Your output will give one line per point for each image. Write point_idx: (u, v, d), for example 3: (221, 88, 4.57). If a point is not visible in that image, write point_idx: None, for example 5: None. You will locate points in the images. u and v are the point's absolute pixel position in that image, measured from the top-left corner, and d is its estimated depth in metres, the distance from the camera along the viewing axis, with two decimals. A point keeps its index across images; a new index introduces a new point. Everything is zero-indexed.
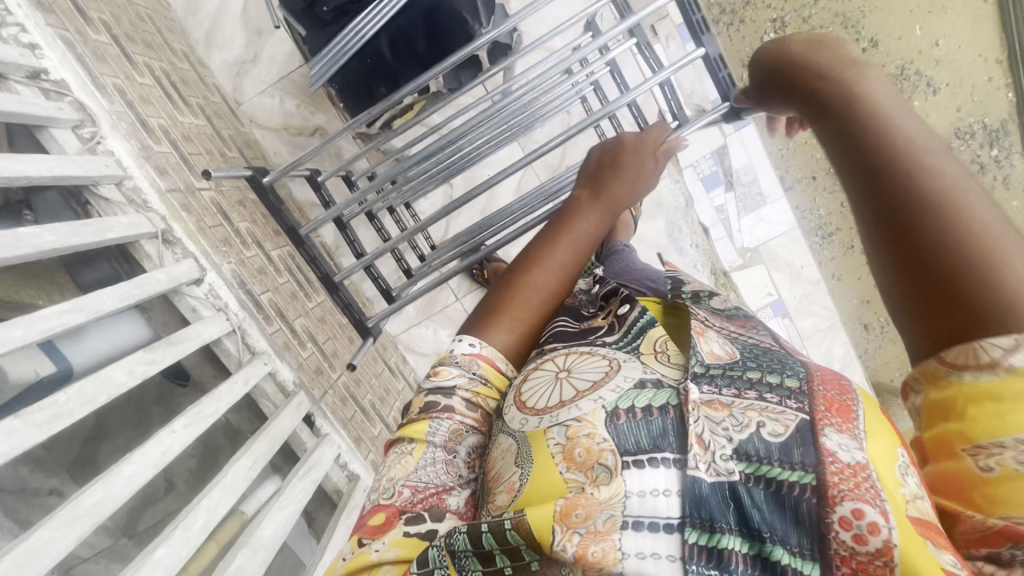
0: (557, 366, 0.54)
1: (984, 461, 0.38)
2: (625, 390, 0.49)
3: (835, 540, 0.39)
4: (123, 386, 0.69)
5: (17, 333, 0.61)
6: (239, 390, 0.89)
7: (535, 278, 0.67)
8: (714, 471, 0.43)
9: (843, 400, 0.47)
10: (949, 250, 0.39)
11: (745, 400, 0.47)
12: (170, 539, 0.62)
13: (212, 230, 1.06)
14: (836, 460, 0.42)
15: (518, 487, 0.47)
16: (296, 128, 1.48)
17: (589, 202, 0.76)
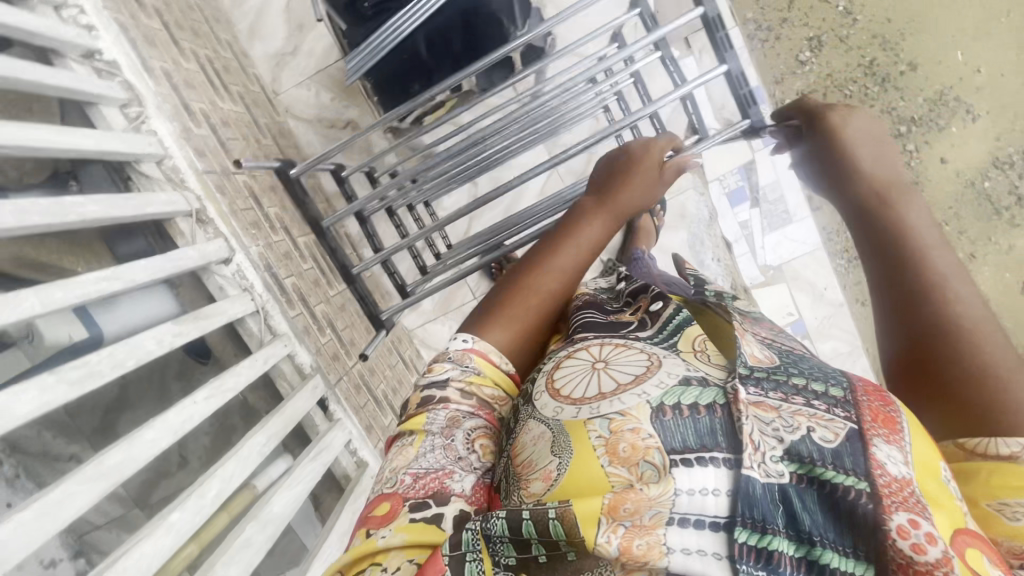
0: (592, 356, 0.56)
1: (1013, 513, 0.44)
2: (669, 386, 0.50)
3: (891, 548, 0.41)
4: (151, 354, 0.72)
5: (57, 295, 0.64)
6: (259, 368, 0.91)
7: (536, 282, 0.68)
8: (765, 472, 0.45)
9: (889, 411, 0.48)
10: (944, 358, 0.54)
11: (793, 405, 0.48)
12: (185, 504, 0.64)
13: (244, 213, 1.09)
14: (886, 472, 0.44)
15: (555, 476, 0.48)
16: (330, 121, 1.52)
17: (595, 210, 0.75)
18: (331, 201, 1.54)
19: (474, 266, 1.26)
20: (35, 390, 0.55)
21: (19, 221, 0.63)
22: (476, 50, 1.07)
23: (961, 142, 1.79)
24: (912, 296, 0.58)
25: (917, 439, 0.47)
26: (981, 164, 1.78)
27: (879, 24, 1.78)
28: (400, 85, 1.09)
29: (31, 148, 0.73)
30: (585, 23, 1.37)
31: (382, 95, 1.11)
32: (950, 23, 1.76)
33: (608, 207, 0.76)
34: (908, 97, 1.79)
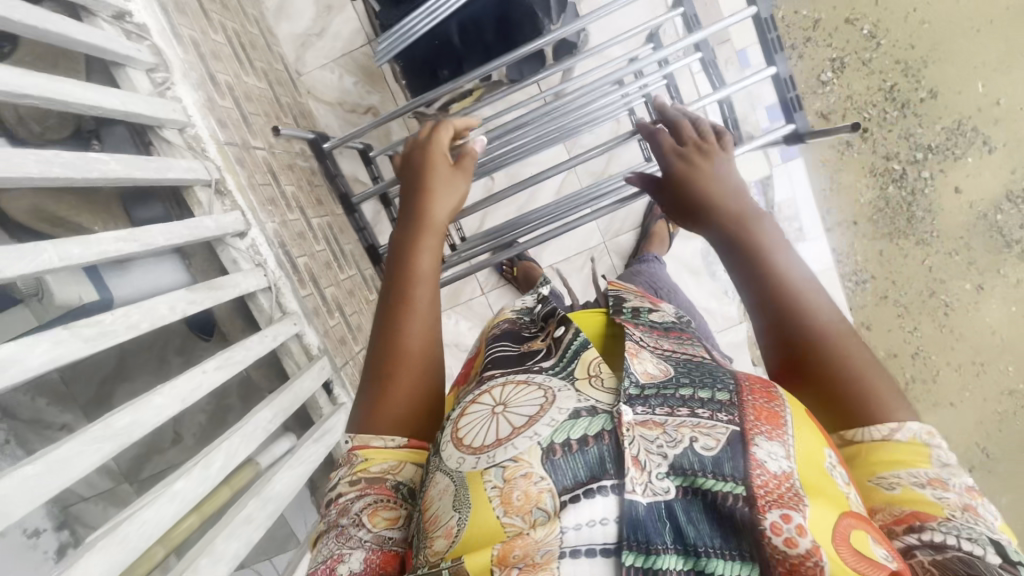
0: (493, 400, 0.53)
1: (889, 482, 0.46)
2: (560, 422, 0.48)
3: (768, 546, 0.40)
4: (164, 320, 0.70)
5: (75, 250, 0.62)
6: (268, 344, 0.90)
7: (408, 348, 0.63)
8: (650, 491, 0.44)
9: (772, 408, 0.48)
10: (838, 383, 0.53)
11: (677, 418, 0.47)
12: (189, 474, 0.62)
13: (261, 188, 1.08)
14: (763, 471, 0.43)
15: (455, 532, 0.44)
16: (350, 105, 1.51)
17: (420, 236, 0.69)
18: (347, 186, 1.53)
19: (485, 263, 1.25)
20: (47, 343, 0.54)
21: (42, 172, 0.62)
22: (509, 41, 1.05)
23: (977, 172, 1.78)
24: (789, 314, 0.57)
25: (799, 432, 0.47)
26: (994, 196, 1.78)
27: (902, 50, 1.78)
28: (429, 71, 1.07)
29: (58, 101, 0.71)
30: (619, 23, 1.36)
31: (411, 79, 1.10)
32: (973, 55, 1.77)
33: (423, 228, 0.70)
34: (926, 124, 1.78)
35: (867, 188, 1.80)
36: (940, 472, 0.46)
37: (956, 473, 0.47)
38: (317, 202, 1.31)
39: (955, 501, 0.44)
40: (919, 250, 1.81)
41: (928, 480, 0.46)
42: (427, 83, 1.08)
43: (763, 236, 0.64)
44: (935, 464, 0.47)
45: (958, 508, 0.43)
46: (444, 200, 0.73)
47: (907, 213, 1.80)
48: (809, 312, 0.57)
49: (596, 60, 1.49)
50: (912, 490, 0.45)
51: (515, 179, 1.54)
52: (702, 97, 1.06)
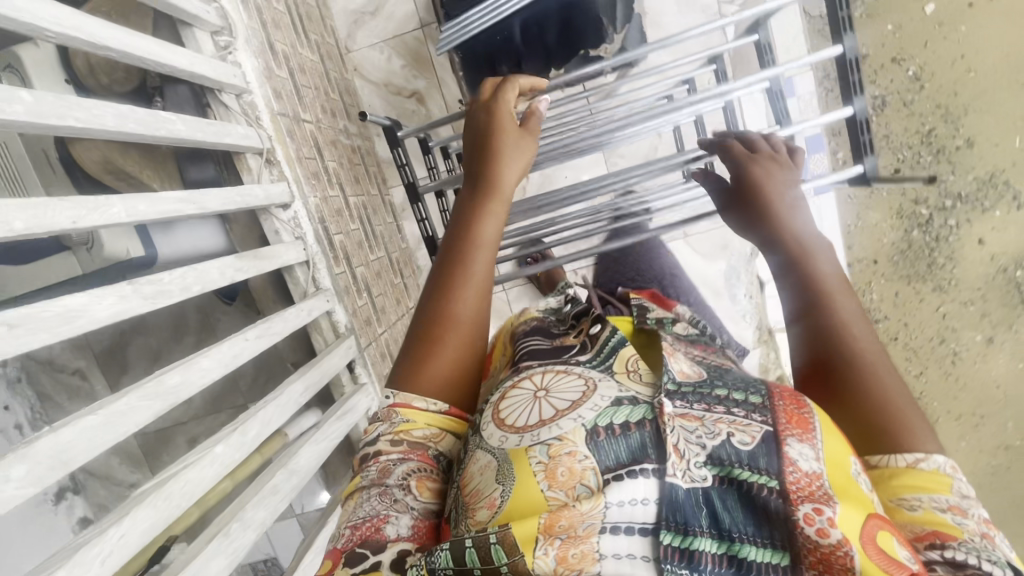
0: (534, 385, 0.53)
1: (911, 502, 0.42)
2: (603, 407, 0.48)
3: (801, 536, 0.39)
4: (215, 284, 0.71)
5: (141, 207, 0.63)
6: (303, 318, 0.90)
7: (453, 315, 0.59)
8: (688, 478, 0.43)
9: (804, 412, 0.46)
10: (866, 397, 0.48)
11: (714, 414, 0.47)
12: (228, 439, 0.63)
13: (307, 162, 1.08)
14: (796, 469, 0.42)
15: (498, 502, 0.44)
16: (395, 88, 1.51)
17: (487, 202, 0.65)
18: (382, 167, 1.54)
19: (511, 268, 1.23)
20: (113, 297, 0.55)
21: (117, 128, 0.63)
22: (569, 45, 1.05)
23: (1004, 227, 1.73)
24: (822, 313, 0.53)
25: (828, 434, 0.45)
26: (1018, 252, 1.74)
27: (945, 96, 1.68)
28: (487, 65, 1.08)
29: (133, 57, 0.72)
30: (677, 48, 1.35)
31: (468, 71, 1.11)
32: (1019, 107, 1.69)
33: (491, 195, 0.66)
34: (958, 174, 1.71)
35: (892, 229, 1.78)
36: (961, 497, 0.42)
37: (973, 501, 0.42)
38: (355, 181, 1.32)
39: (975, 528, 0.40)
40: (935, 296, 1.80)
41: (949, 506, 0.41)
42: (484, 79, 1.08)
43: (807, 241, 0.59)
44: (956, 490, 0.42)
45: (978, 535, 0.39)
46: (512, 169, 0.68)
47: (927, 258, 1.77)
48: (846, 322, 0.52)
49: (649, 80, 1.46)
50: (934, 513, 0.41)
51: (550, 181, 1.55)
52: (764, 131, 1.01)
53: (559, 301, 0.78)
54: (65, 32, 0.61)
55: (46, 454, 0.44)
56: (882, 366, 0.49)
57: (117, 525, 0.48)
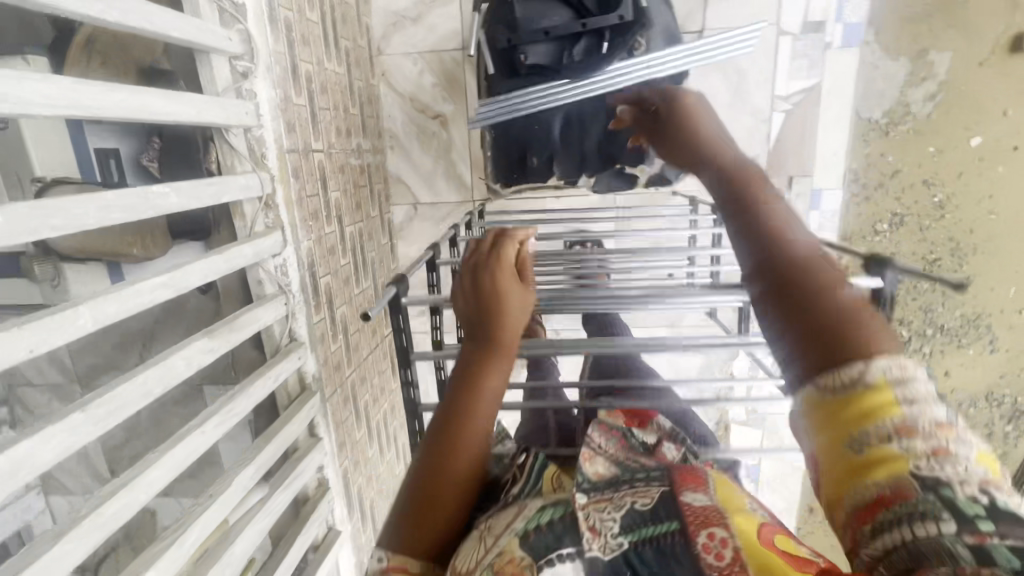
0: (479, 527, 0.48)
1: (857, 445, 0.34)
2: (530, 514, 0.46)
3: (708, 569, 0.39)
4: (180, 377, 0.68)
5: (111, 309, 0.59)
6: (268, 386, 0.88)
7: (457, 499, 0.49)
8: (607, 549, 0.42)
9: (700, 482, 0.46)
10: (833, 321, 0.38)
11: (621, 491, 0.47)
12: (160, 562, 0.64)
13: (308, 201, 1.02)
14: (693, 508, 0.43)
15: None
16: (420, 104, 1.42)
17: (482, 355, 0.52)
18: (389, 184, 1.47)
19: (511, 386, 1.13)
20: (62, 433, 0.52)
21: (99, 223, 0.57)
22: (608, 154, 0.98)
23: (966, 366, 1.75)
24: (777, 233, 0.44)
25: (719, 488, 0.46)
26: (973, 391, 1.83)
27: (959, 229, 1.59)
28: (518, 153, 0.99)
29: (135, 116, 0.64)
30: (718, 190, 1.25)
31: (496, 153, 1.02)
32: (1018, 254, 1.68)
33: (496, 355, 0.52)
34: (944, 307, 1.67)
35: None
36: (909, 407, 0.33)
37: (924, 403, 0.33)
38: (356, 207, 1.26)
39: (923, 446, 0.32)
40: None
41: (893, 429, 0.33)
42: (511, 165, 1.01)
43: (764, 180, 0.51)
44: (898, 388, 0.34)
45: (926, 456, 0.32)
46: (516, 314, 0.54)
47: None
48: (787, 232, 0.43)
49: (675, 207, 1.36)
50: (877, 449, 0.33)
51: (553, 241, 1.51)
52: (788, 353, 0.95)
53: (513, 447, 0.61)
54: (57, 112, 0.54)
55: None
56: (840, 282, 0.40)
57: None
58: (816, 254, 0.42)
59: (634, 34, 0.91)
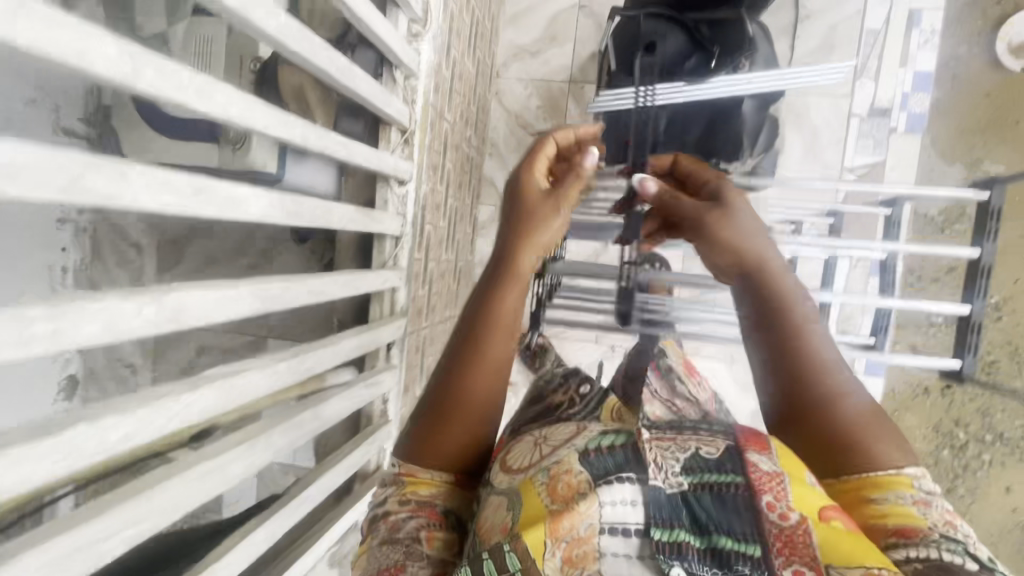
0: (535, 435, 0.58)
1: (882, 497, 0.48)
2: (591, 436, 0.53)
3: (767, 523, 0.45)
4: (331, 224, 0.77)
5: (312, 137, 0.71)
6: (376, 285, 0.95)
7: (456, 423, 0.55)
8: (668, 482, 0.48)
9: (762, 436, 0.53)
10: (852, 445, 0.50)
11: (686, 436, 0.53)
12: (289, 361, 0.67)
13: (432, 154, 1.17)
14: (758, 469, 0.48)
15: (511, 523, 0.47)
16: (523, 121, 1.62)
17: (510, 275, 0.57)
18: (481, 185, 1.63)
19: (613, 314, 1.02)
20: (266, 198, 0.61)
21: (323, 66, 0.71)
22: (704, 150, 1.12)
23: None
24: (774, 347, 0.55)
25: (784, 450, 0.52)
26: None
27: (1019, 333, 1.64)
28: (625, 140, 1.15)
29: (357, 18, 0.80)
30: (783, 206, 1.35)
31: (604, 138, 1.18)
32: None
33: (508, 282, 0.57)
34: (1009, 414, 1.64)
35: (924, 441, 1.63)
36: (928, 499, 0.47)
37: (936, 497, 0.48)
38: (458, 186, 1.40)
39: (938, 517, 0.46)
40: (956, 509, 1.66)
41: (915, 501, 0.47)
42: None
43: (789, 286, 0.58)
44: (918, 489, 0.48)
45: (940, 521, 0.45)
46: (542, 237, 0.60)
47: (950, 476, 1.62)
48: (797, 373, 0.53)
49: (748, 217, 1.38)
50: (900, 507, 0.46)
51: None
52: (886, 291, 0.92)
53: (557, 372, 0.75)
54: None
55: (169, 304, 0.48)
56: (855, 397, 0.53)
57: (187, 394, 0.51)
58: (851, 407, 0.52)
59: (739, 53, 1.12)
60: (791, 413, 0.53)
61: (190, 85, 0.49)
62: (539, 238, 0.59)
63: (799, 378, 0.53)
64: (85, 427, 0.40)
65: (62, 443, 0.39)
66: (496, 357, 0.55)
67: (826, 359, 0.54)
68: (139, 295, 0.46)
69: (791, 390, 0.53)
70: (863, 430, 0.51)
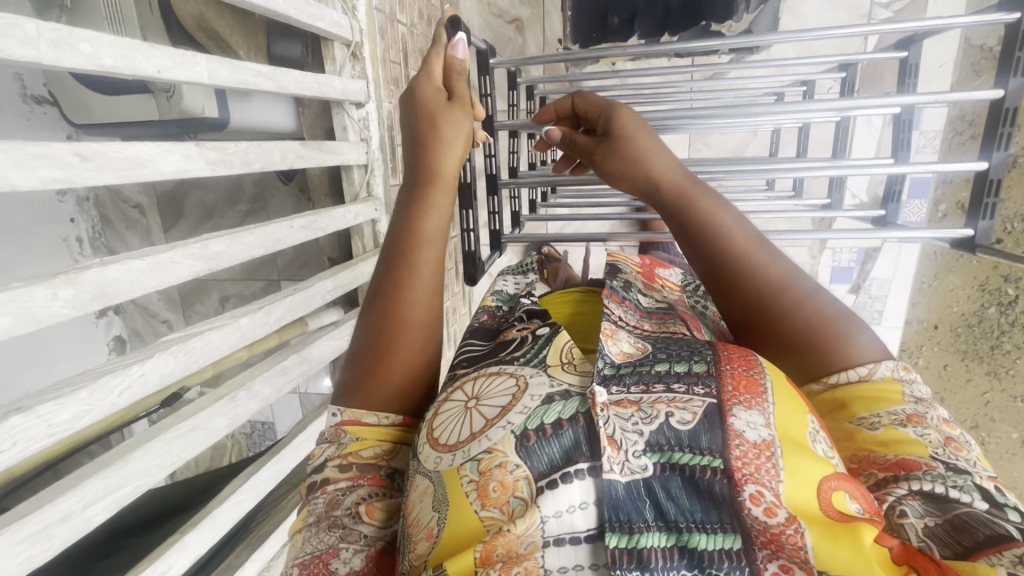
0: (465, 395, 0.44)
1: (872, 424, 0.44)
2: (532, 409, 0.40)
3: (748, 518, 0.35)
4: (275, 166, 0.73)
5: (223, 72, 0.64)
6: (348, 221, 0.92)
7: (400, 346, 0.48)
8: (627, 470, 0.37)
9: (752, 375, 0.43)
10: (824, 339, 0.48)
11: (653, 394, 0.41)
12: (254, 314, 0.67)
13: (390, 66, 1.06)
14: (742, 442, 0.38)
15: (436, 534, 0.37)
16: (498, 9, 1.36)
17: (428, 188, 0.54)
18: None
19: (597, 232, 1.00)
20: (179, 155, 0.57)
21: None
22: (691, 14, 1.01)
23: None
24: (713, 274, 0.53)
25: (780, 403, 0.41)
26: None
27: None
28: (600, 14, 1.09)
29: None
30: (796, 67, 1.18)
31: (580, 12, 1.11)
32: None
33: (430, 182, 0.55)
34: None
35: (967, 299, 1.24)
36: (922, 412, 0.44)
37: (929, 405, 0.45)
38: None
39: (938, 438, 0.41)
40: None
41: (906, 418, 0.43)
42: (591, 24, 1.11)
43: (709, 207, 0.53)
44: (908, 399, 0.45)
45: (940, 444, 0.41)
46: (453, 147, 0.57)
47: (993, 341, 1.19)
48: (743, 283, 0.51)
49: (755, 77, 1.22)
50: (894, 430, 0.42)
51: None
52: (881, 161, 0.87)
53: (512, 287, 0.65)
54: None
55: (89, 283, 0.47)
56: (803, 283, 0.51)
57: (138, 364, 0.51)
58: (802, 299, 0.50)
59: None
60: (752, 329, 0.51)
61: (40, 37, 0.44)
62: (450, 140, 0.57)
63: (740, 291, 0.51)
64: (24, 416, 0.41)
65: (6, 432, 0.40)
66: (431, 267, 0.51)
67: (768, 253, 0.52)
68: (51, 277, 0.45)
69: (745, 303, 0.51)
70: (822, 314, 0.49)
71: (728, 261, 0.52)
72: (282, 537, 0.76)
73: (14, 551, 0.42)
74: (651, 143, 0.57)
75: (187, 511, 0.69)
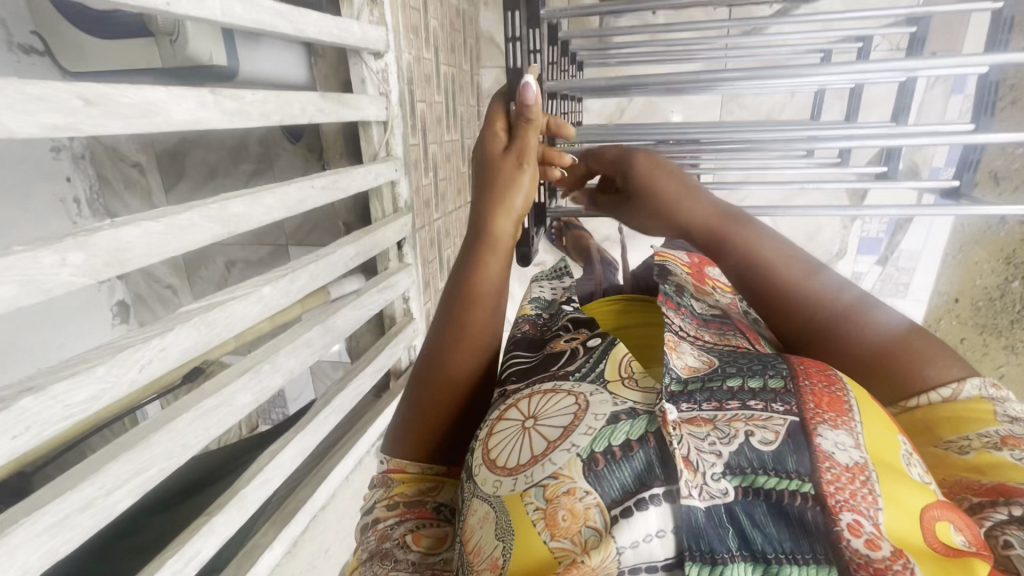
0: (521, 414, 0.40)
1: (963, 448, 0.39)
2: (598, 429, 0.36)
3: (847, 551, 0.30)
4: (294, 120, 0.66)
5: (237, 9, 0.57)
6: (368, 182, 0.86)
7: (442, 413, 0.43)
8: (706, 495, 0.33)
9: (835, 392, 0.38)
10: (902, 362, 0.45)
11: (728, 412, 0.37)
12: (278, 283, 0.62)
13: (409, 13, 0.98)
14: (833, 464, 0.34)
15: (501, 565, 0.34)
16: None
17: (482, 250, 0.46)
18: (479, 42, 1.40)
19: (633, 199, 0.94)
20: (193, 102, 0.50)
21: None
22: None
23: None
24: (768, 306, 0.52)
25: (868, 422, 0.37)
26: None
27: None
28: None
29: None
30: (843, 22, 1.09)
31: None
32: None
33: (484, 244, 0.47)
34: None
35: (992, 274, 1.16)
36: (1020, 432, 0.39)
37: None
38: (450, 49, 1.21)
39: None
40: None
41: (1002, 441, 0.38)
42: None
43: (748, 238, 0.54)
44: (1002, 417, 0.40)
45: None
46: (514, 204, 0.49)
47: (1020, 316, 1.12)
48: (799, 312, 0.50)
49: (798, 31, 1.13)
50: (988, 454, 0.38)
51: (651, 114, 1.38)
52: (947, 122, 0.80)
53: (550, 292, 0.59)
54: None
55: (103, 247, 0.42)
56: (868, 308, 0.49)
57: (158, 337, 0.46)
58: (872, 327, 0.47)
59: None
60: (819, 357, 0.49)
61: None
62: (514, 200, 0.49)
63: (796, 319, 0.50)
64: (37, 397, 0.37)
65: (18, 416, 0.35)
66: (479, 342, 0.45)
67: (820, 282, 0.51)
68: (58, 240, 0.39)
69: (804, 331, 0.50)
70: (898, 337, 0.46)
71: (780, 294, 0.51)
72: (308, 515, 0.74)
73: (34, 543, 0.38)
74: (681, 184, 0.61)
75: (210, 490, 0.66)
